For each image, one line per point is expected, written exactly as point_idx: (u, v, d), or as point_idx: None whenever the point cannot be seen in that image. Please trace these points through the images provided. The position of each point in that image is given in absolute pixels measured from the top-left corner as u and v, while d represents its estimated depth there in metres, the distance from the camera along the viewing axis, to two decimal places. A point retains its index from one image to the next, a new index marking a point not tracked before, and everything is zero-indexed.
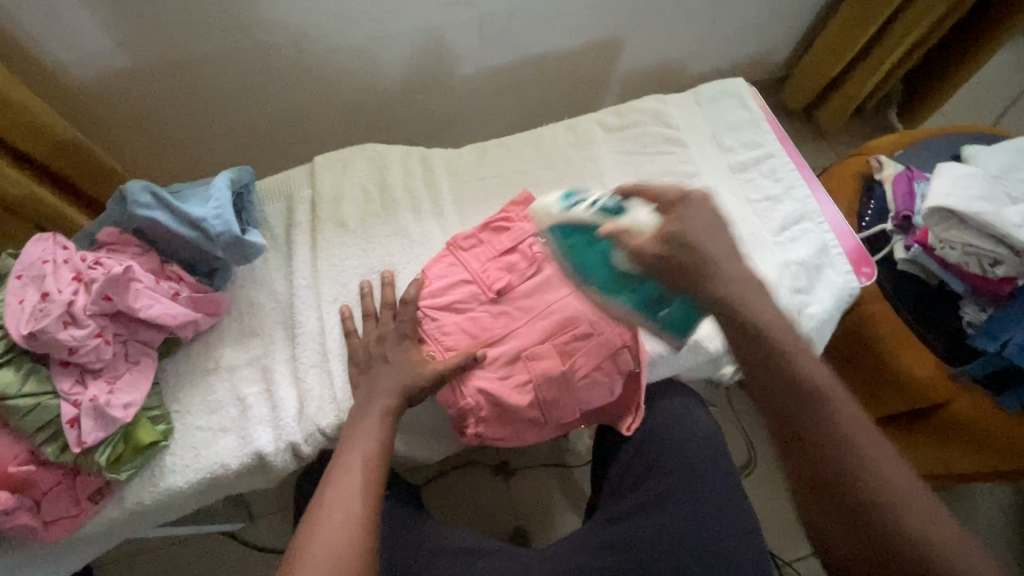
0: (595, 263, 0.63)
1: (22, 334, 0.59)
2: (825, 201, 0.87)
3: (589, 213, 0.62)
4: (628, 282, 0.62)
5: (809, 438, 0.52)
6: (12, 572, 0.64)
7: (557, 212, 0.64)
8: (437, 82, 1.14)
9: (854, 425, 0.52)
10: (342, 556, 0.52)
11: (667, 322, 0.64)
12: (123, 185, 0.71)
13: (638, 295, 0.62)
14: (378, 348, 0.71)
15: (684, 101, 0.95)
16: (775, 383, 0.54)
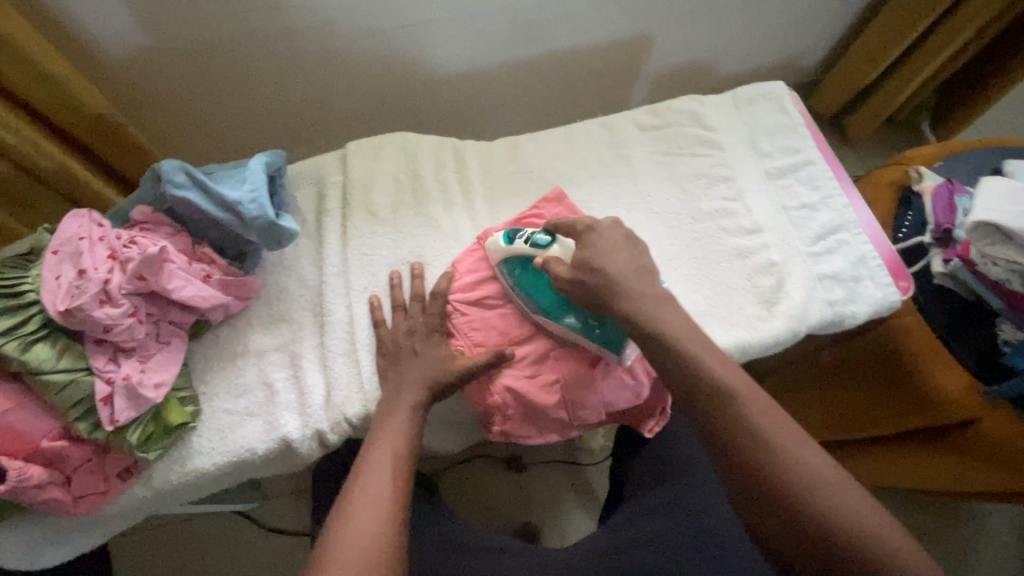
0: (537, 289, 0.71)
1: (60, 311, 0.59)
2: (862, 212, 0.86)
3: (523, 246, 0.70)
4: (567, 305, 0.70)
5: (738, 442, 0.53)
6: (44, 542, 0.66)
7: (502, 246, 0.72)
8: (468, 73, 1.12)
9: (776, 423, 0.53)
10: (372, 547, 0.51)
11: (604, 341, 0.70)
12: (157, 164, 0.71)
13: (574, 317, 0.70)
14: (408, 341, 0.70)
15: (723, 102, 0.93)
16: (702, 390, 0.56)
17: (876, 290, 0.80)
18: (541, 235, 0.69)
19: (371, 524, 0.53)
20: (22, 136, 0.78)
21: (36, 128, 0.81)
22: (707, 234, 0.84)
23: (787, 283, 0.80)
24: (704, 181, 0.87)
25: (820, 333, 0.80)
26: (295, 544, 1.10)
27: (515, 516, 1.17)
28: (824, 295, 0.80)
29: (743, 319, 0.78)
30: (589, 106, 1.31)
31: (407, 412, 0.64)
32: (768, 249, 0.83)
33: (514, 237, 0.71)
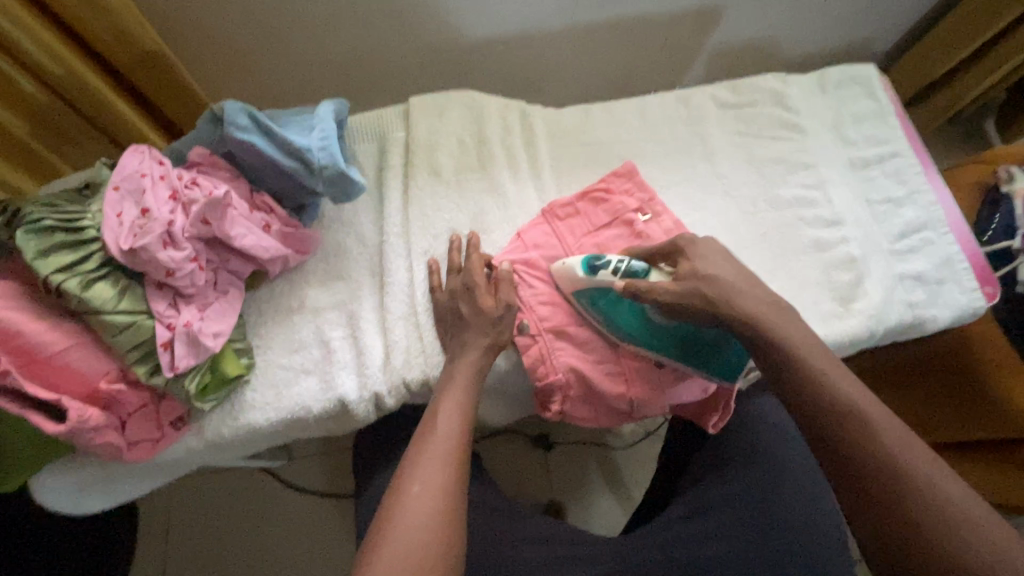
0: (625, 317, 0.66)
1: (122, 250, 0.57)
2: (950, 210, 0.81)
3: (613, 278, 0.63)
4: (663, 329, 0.66)
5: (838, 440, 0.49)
6: (108, 480, 0.66)
7: (584, 277, 0.65)
8: (528, 36, 1.06)
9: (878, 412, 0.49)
10: (447, 511, 0.48)
11: (714, 368, 0.66)
12: (219, 104, 0.66)
13: (678, 344, 0.66)
14: (457, 308, 0.66)
15: (807, 84, 0.88)
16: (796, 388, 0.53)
17: (960, 294, 0.76)
18: (633, 264, 0.63)
19: (433, 483, 0.49)
20: (68, 67, 0.74)
21: (84, 61, 0.77)
22: (784, 223, 0.80)
23: (866, 281, 0.76)
24: (783, 167, 0.83)
25: (896, 335, 0.77)
26: (323, 503, 1.08)
27: (540, 493, 1.13)
28: (905, 296, 0.76)
29: (818, 315, 0.75)
30: (650, 82, 1.24)
31: (472, 381, 0.61)
32: (848, 243, 0.78)
33: (596, 266, 0.64)
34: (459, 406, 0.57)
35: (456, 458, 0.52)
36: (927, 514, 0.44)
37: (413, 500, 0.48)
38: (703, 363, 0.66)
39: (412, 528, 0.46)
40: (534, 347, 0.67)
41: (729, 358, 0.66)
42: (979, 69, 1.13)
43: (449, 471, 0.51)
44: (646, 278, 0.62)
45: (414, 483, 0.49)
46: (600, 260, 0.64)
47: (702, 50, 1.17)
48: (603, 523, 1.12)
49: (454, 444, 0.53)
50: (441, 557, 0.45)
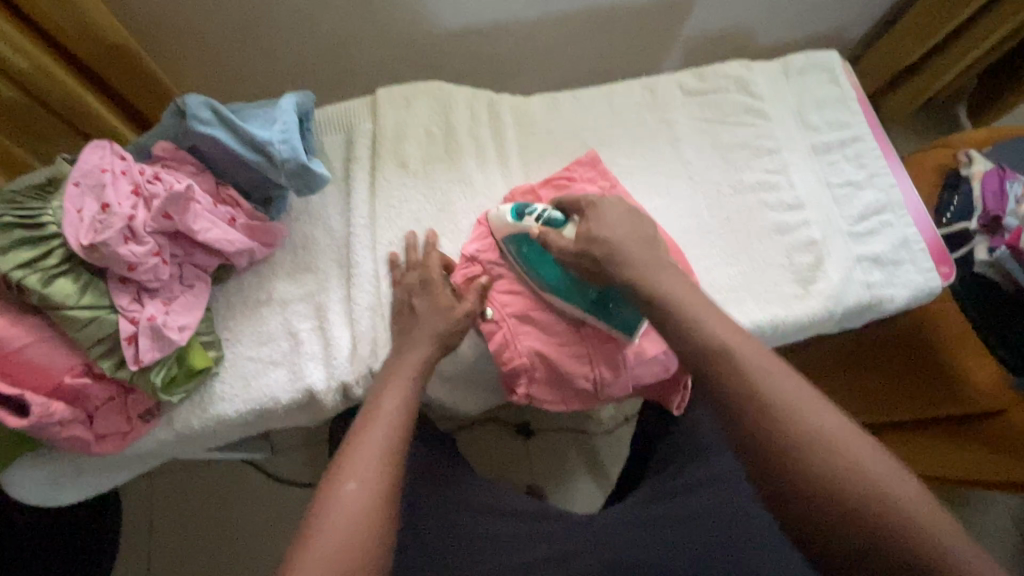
0: (545, 266, 0.68)
1: (83, 245, 0.57)
2: (908, 192, 0.83)
3: (532, 224, 0.65)
4: (578, 284, 0.67)
5: (752, 428, 0.46)
6: (87, 474, 0.67)
7: (510, 223, 0.67)
8: (500, 27, 1.06)
9: (789, 391, 0.47)
10: (370, 511, 0.48)
11: (614, 321, 0.67)
12: (180, 97, 0.67)
13: (582, 296, 0.67)
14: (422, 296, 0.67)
15: (772, 71, 0.89)
16: (708, 368, 0.50)
17: (916, 274, 0.78)
18: (554, 213, 0.65)
19: (368, 480, 0.50)
20: (34, 61, 0.74)
21: (49, 55, 0.77)
22: (745, 208, 0.82)
23: (826, 263, 0.78)
24: (747, 152, 0.84)
25: (855, 315, 0.79)
26: (305, 494, 1.09)
27: (519, 480, 1.15)
28: (863, 277, 0.78)
29: (778, 297, 0.77)
30: (625, 72, 1.24)
31: (416, 374, 0.61)
32: (809, 226, 0.80)
33: (523, 214, 0.66)
34: (402, 399, 0.57)
35: (389, 458, 0.52)
36: (842, 502, 0.42)
37: (346, 500, 0.48)
38: (605, 316, 0.67)
39: (343, 527, 0.46)
40: (497, 333, 0.68)
41: (628, 317, 0.67)
42: (945, 55, 1.14)
43: (388, 467, 0.51)
44: (561, 228, 0.64)
45: (347, 480, 0.50)
46: (527, 207, 0.67)
47: (675, 40, 1.18)
48: (582, 506, 1.14)
49: (393, 438, 0.54)
50: (371, 556, 0.46)
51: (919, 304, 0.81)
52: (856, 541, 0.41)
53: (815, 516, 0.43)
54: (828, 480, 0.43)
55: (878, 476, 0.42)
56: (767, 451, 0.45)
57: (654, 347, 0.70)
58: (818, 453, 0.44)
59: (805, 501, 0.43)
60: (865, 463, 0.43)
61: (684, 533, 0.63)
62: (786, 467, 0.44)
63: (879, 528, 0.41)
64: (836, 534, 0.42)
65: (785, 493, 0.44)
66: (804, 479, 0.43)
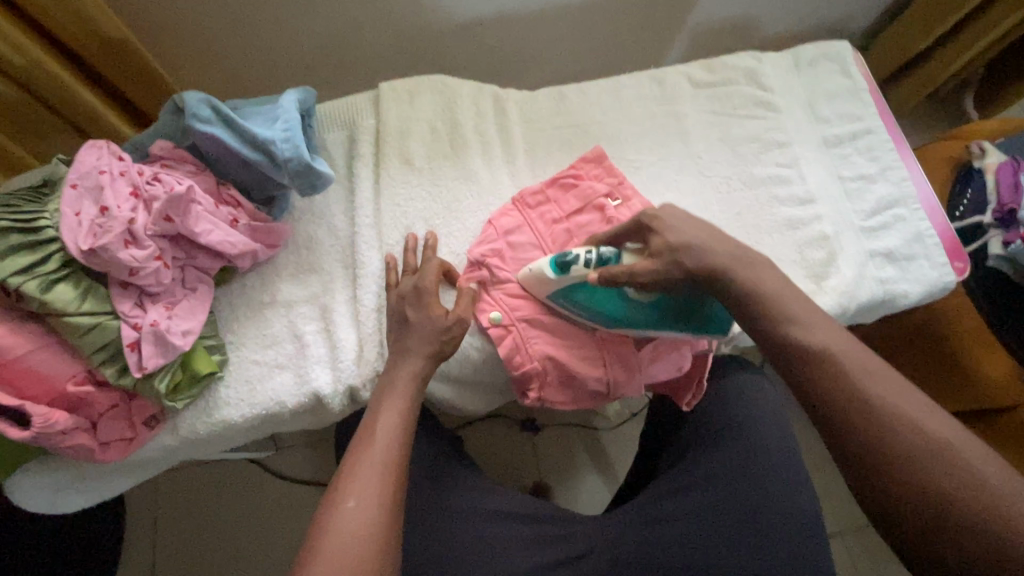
0: (604, 301, 0.65)
1: (82, 250, 0.55)
2: (921, 185, 0.82)
3: (586, 271, 0.62)
4: (641, 302, 0.64)
5: (840, 416, 0.46)
6: (100, 478, 0.66)
7: (557, 277, 0.63)
8: (503, 19, 1.04)
9: (879, 381, 0.47)
10: (372, 528, 0.48)
11: (703, 323, 0.64)
12: (179, 94, 0.65)
13: (658, 312, 0.64)
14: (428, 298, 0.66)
15: (782, 62, 0.88)
16: (790, 361, 0.51)
17: (930, 269, 0.77)
18: (601, 251, 0.62)
19: (370, 496, 0.50)
20: (31, 58, 0.72)
21: (46, 51, 0.75)
22: (757, 203, 0.80)
23: (839, 259, 0.77)
24: (757, 146, 0.83)
25: (868, 311, 0.78)
26: (310, 494, 1.09)
27: (525, 476, 1.14)
28: (876, 273, 0.77)
29: None
30: (630, 63, 1.22)
31: (420, 379, 0.60)
32: (821, 221, 0.79)
33: (568, 264, 0.62)
34: (400, 411, 0.57)
35: (390, 472, 0.52)
36: (941, 492, 0.41)
37: (347, 518, 0.48)
38: (693, 323, 0.64)
39: (345, 546, 0.47)
40: (508, 336, 0.67)
41: (715, 310, 0.64)
42: (955, 45, 1.12)
43: (388, 483, 0.51)
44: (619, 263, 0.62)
45: (348, 498, 0.50)
46: (567, 256, 0.62)
47: (680, 31, 1.16)
48: (589, 503, 1.13)
49: (393, 452, 0.54)
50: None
51: (933, 300, 0.80)
52: (958, 532, 0.40)
53: (912, 505, 0.42)
54: (924, 470, 0.42)
55: (980, 467, 0.41)
56: (855, 439, 0.45)
57: (669, 347, 0.68)
58: (912, 442, 0.43)
59: (896, 490, 0.43)
60: (964, 454, 0.42)
61: (697, 535, 0.62)
62: (877, 455, 0.44)
63: (983, 518, 0.40)
64: (936, 524, 0.41)
65: (875, 478, 0.44)
66: (896, 468, 0.43)
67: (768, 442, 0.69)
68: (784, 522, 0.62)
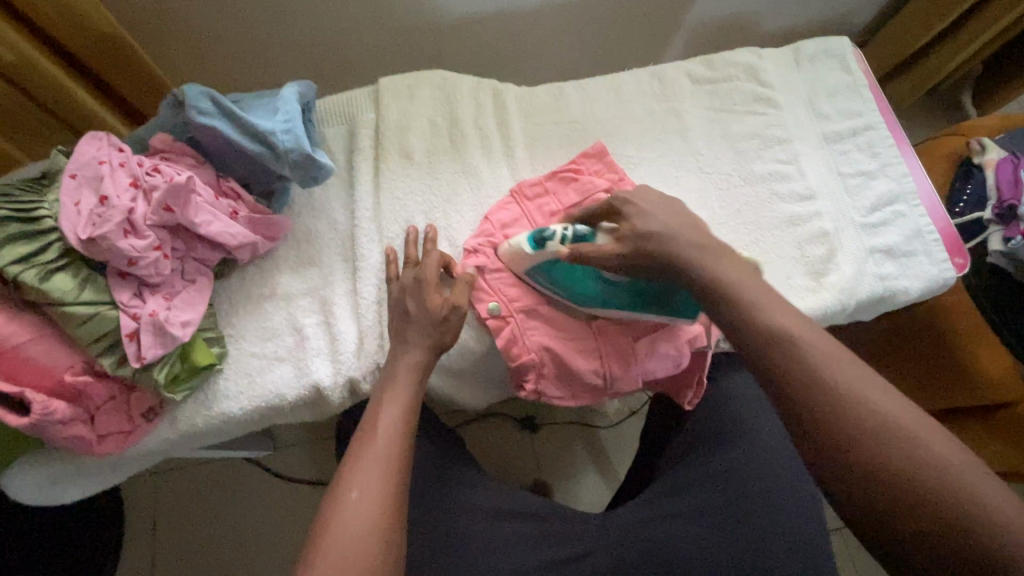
0: (577, 280, 0.65)
1: (81, 239, 0.55)
2: (921, 181, 0.82)
3: (559, 248, 0.62)
4: (618, 284, 0.65)
5: (805, 404, 0.44)
6: (116, 469, 0.67)
7: (531, 253, 0.63)
8: (502, 17, 1.04)
9: (841, 367, 0.45)
10: (374, 521, 0.48)
11: (670, 309, 0.64)
12: (179, 87, 0.65)
13: (628, 295, 0.65)
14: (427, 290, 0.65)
15: (782, 59, 0.88)
16: (754, 348, 0.49)
17: (930, 265, 0.77)
18: (578, 228, 0.62)
19: (372, 488, 0.50)
20: (21, 54, 0.71)
21: (37, 47, 0.74)
22: (757, 198, 0.80)
23: (839, 254, 0.77)
24: (757, 142, 0.83)
25: (868, 307, 0.77)
26: (308, 492, 1.08)
27: (525, 474, 1.14)
28: (876, 269, 0.77)
29: (790, 289, 0.75)
30: (629, 62, 1.23)
31: (421, 371, 0.60)
32: (822, 217, 0.79)
33: (544, 239, 0.62)
34: (401, 403, 0.57)
35: (392, 464, 0.52)
36: (903, 482, 0.40)
37: (350, 510, 0.48)
38: (660, 307, 0.64)
39: (348, 538, 0.46)
40: (505, 329, 0.67)
41: (688, 299, 0.63)
42: (953, 43, 1.13)
43: (390, 475, 0.51)
44: (593, 241, 0.61)
45: (351, 490, 0.49)
46: (543, 232, 0.62)
47: (678, 29, 1.16)
48: (588, 501, 1.13)
49: (395, 444, 0.53)
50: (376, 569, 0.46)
51: (933, 295, 0.80)
52: (920, 522, 0.39)
53: (876, 496, 0.41)
54: (904, 471, 0.40)
55: (940, 454, 0.40)
56: (817, 428, 0.43)
57: (667, 342, 0.68)
58: (876, 430, 0.42)
59: (871, 488, 0.41)
60: (925, 441, 0.41)
61: (701, 533, 0.61)
62: (842, 446, 0.42)
63: (942, 506, 0.39)
64: (898, 514, 0.40)
65: (855, 482, 0.42)
66: (861, 458, 0.41)
67: (771, 442, 0.68)
68: (787, 522, 0.62)
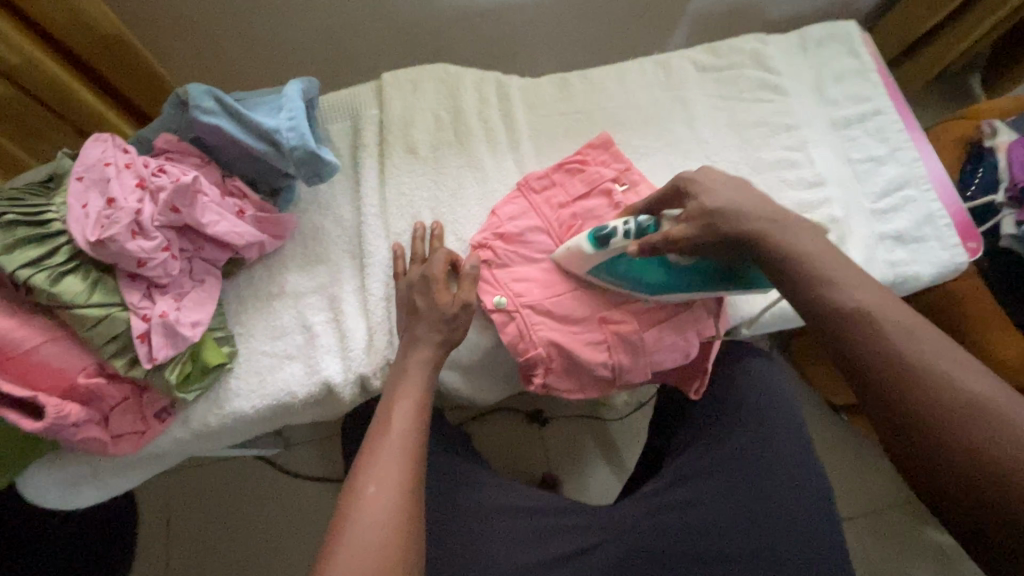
0: (645, 272, 0.65)
1: (90, 242, 0.55)
2: (932, 165, 0.81)
3: (625, 242, 0.62)
4: (682, 269, 0.64)
5: (864, 370, 0.46)
6: (124, 470, 0.67)
7: (595, 251, 0.63)
8: (503, 9, 1.03)
9: (912, 332, 0.46)
10: (392, 516, 0.48)
11: (743, 284, 0.62)
12: (183, 87, 0.64)
13: (699, 278, 0.63)
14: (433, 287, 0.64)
15: (788, 44, 0.87)
16: (814, 312, 0.51)
17: (941, 250, 0.76)
18: (640, 220, 0.62)
19: (389, 483, 0.50)
20: (26, 56, 0.71)
21: (41, 48, 0.74)
22: (765, 186, 0.79)
23: (848, 241, 0.76)
24: (765, 129, 0.82)
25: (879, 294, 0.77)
26: (320, 489, 1.09)
27: (534, 468, 1.14)
28: (886, 255, 0.76)
29: None
30: (631, 52, 1.22)
31: (430, 368, 0.60)
32: (831, 204, 0.78)
33: (606, 236, 0.63)
34: (413, 399, 0.57)
35: (408, 457, 0.52)
36: (971, 449, 0.41)
37: (368, 504, 0.48)
38: (733, 284, 0.63)
39: (368, 530, 0.47)
40: (513, 323, 0.67)
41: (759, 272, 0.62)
42: (961, 25, 1.11)
43: (406, 469, 0.51)
44: (656, 230, 0.62)
45: (368, 484, 0.50)
46: (605, 230, 0.63)
47: (681, 17, 1.15)
48: (598, 493, 1.13)
49: (409, 436, 0.54)
50: (397, 561, 0.46)
51: (945, 280, 0.79)
52: (990, 488, 0.40)
53: (938, 462, 0.42)
54: (959, 430, 0.42)
55: (1023, 426, 0.40)
56: (880, 387, 0.45)
57: (674, 333, 0.68)
58: (941, 401, 0.43)
59: (932, 447, 0.43)
60: (1005, 417, 0.41)
61: (714, 525, 0.61)
62: (898, 413, 0.44)
63: (998, 464, 0.40)
64: (963, 482, 0.41)
65: (911, 439, 0.44)
66: (920, 424, 0.43)
67: (783, 434, 0.68)
68: (799, 519, 0.62)
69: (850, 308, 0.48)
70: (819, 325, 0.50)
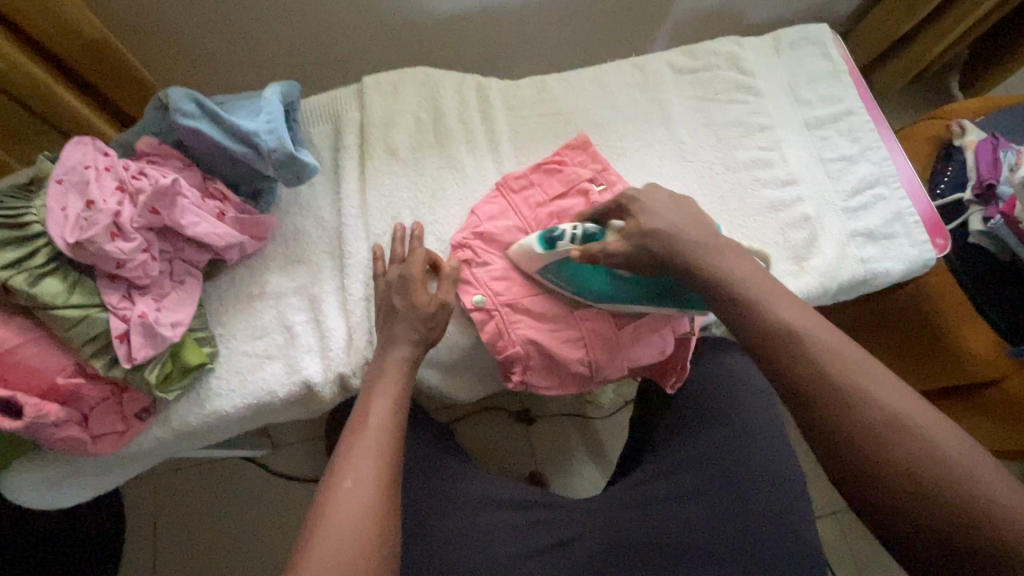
0: (590, 280, 0.67)
1: (69, 244, 0.56)
2: (902, 164, 0.83)
3: (569, 247, 0.64)
4: (627, 281, 0.66)
5: (814, 397, 0.46)
6: (111, 469, 0.68)
7: (542, 253, 0.65)
8: (486, 12, 1.04)
9: (846, 353, 0.47)
10: (367, 510, 0.49)
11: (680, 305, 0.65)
12: (163, 91, 0.65)
13: (641, 292, 0.66)
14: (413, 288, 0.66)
15: (762, 47, 0.89)
16: (754, 331, 0.52)
17: (910, 247, 0.78)
18: (587, 227, 0.64)
19: (364, 478, 0.51)
20: (12, 62, 0.72)
21: (26, 53, 0.75)
22: (739, 185, 0.81)
23: (820, 237, 0.78)
24: (740, 130, 0.84)
25: (851, 290, 0.78)
26: (306, 489, 1.09)
27: (520, 466, 1.15)
28: (857, 251, 0.78)
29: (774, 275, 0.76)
30: (615, 54, 1.23)
31: (408, 366, 0.61)
32: (803, 201, 0.80)
33: (555, 239, 0.65)
34: (390, 397, 0.58)
35: (384, 453, 0.53)
36: (903, 469, 0.42)
37: (343, 499, 0.49)
38: (670, 304, 0.66)
39: (341, 523, 0.48)
40: (492, 321, 0.68)
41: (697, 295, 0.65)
42: (936, 28, 1.13)
43: (382, 465, 0.52)
44: (602, 239, 0.64)
45: (344, 479, 0.51)
46: (554, 232, 0.65)
47: (662, 20, 1.16)
48: (583, 490, 1.14)
49: (386, 433, 0.55)
50: (371, 554, 0.47)
51: (915, 276, 0.81)
52: (918, 507, 0.41)
53: (871, 480, 0.43)
54: (891, 449, 0.43)
55: (946, 448, 0.42)
56: (818, 407, 0.46)
57: (649, 330, 0.69)
58: (875, 422, 0.44)
59: (864, 466, 0.44)
60: (932, 437, 0.43)
61: (688, 516, 0.63)
62: (834, 434, 0.45)
63: (926, 484, 0.41)
64: (893, 501, 0.42)
65: (846, 459, 0.44)
66: (866, 450, 0.44)
67: (758, 426, 0.69)
68: (776, 508, 0.62)
69: (788, 326, 0.50)
70: (758, 341, 0.51)
